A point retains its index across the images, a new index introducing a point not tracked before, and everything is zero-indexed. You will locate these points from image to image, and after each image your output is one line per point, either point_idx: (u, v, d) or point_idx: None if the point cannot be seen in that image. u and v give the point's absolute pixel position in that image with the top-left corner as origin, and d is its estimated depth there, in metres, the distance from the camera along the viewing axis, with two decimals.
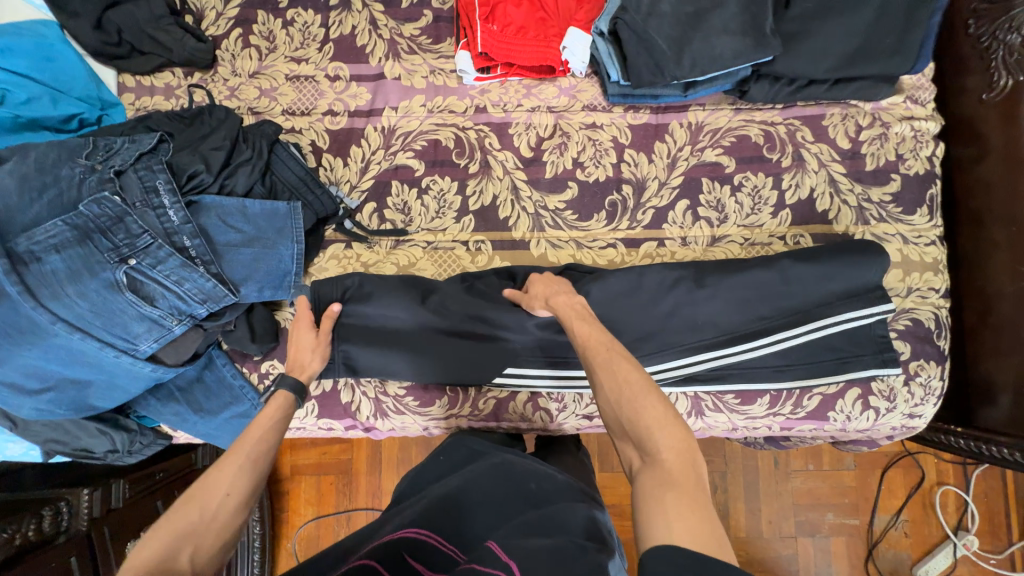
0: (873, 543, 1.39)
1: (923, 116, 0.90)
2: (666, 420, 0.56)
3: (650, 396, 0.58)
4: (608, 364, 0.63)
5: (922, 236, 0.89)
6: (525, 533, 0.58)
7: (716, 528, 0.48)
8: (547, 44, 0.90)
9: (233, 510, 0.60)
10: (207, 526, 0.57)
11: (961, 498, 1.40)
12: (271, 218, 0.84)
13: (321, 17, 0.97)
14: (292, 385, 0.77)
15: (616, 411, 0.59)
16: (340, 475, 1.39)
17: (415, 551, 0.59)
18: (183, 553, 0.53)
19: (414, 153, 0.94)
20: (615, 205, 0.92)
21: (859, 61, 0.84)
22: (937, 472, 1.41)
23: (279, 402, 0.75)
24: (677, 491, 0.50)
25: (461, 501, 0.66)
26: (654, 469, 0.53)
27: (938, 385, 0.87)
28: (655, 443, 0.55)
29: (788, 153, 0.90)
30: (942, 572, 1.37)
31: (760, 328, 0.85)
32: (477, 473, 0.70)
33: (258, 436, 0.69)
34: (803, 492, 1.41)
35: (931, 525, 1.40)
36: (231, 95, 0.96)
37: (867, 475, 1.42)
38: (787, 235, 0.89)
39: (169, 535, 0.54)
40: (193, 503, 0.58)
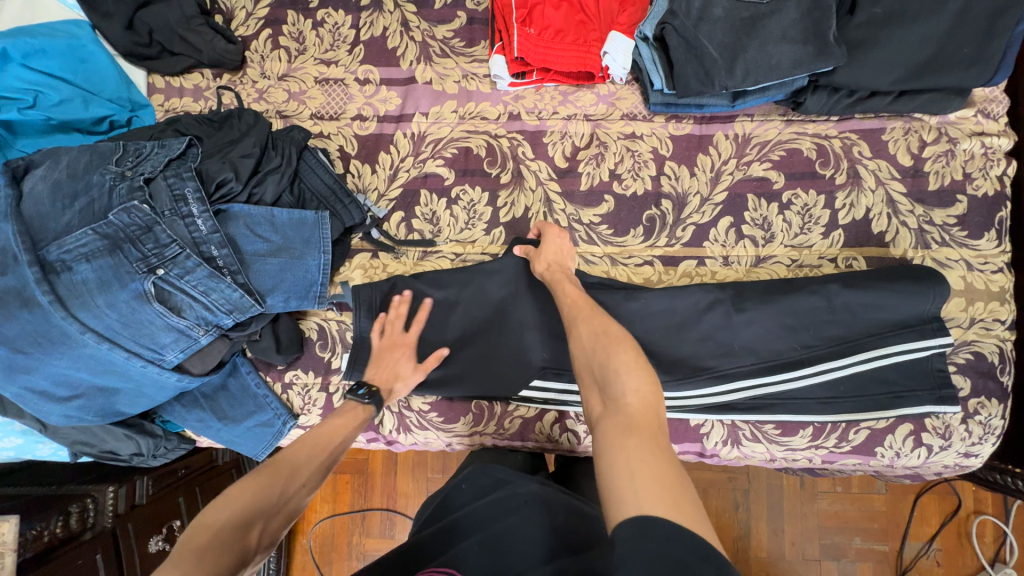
0: (902, 570, 1.33)
1: (995, 132, 0.83)
2: (634, 366, 0.57)
3: (619, 345, 0.60)
4: (588, 321, 0.66)
5: (988, 262, 0.82)
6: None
7: (675, 475, 0.47)
8: (587, 49, 0.85)
9: (299, 505, 0.63)
10: (281, 509, 0.60)
11: (1000, 529, 1.32)
12: (299, 228, 0.82)
13: (352, 18, 0.94)
14: (379, 401, 0.77)
15: (588, 358, 0.61)
16: (355, 476, 1.38)
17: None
18: (254, 530, 0.56)
19: (444, 161, 0.91)
20: (653, 220, 0.87)
21: (930, 73, 0.77)
22: (975, 500, 1.34)
23: (359, 413, 0.76)
24: (638, 432, 0.51)
25: (495, 539, 0.63)
26: (616, 412, 0.54)
27: (999, 424, 0.81)
28: (620, 386, 0.56)
29: (843, 169, 0.84)
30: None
31: (806, 357, 0.80)
32: (506, 507, 0.67)
33: (331, 436, 0.72)
34: (829, 515, 1.36)
35: (966, 555, 1.33)
36: (260, 98, 0.94)
37: (899, 500, 1.36)
38: (838, 258, 0.84)
39: (251, 501, 0.58)
40: (279, 477, 0.62)
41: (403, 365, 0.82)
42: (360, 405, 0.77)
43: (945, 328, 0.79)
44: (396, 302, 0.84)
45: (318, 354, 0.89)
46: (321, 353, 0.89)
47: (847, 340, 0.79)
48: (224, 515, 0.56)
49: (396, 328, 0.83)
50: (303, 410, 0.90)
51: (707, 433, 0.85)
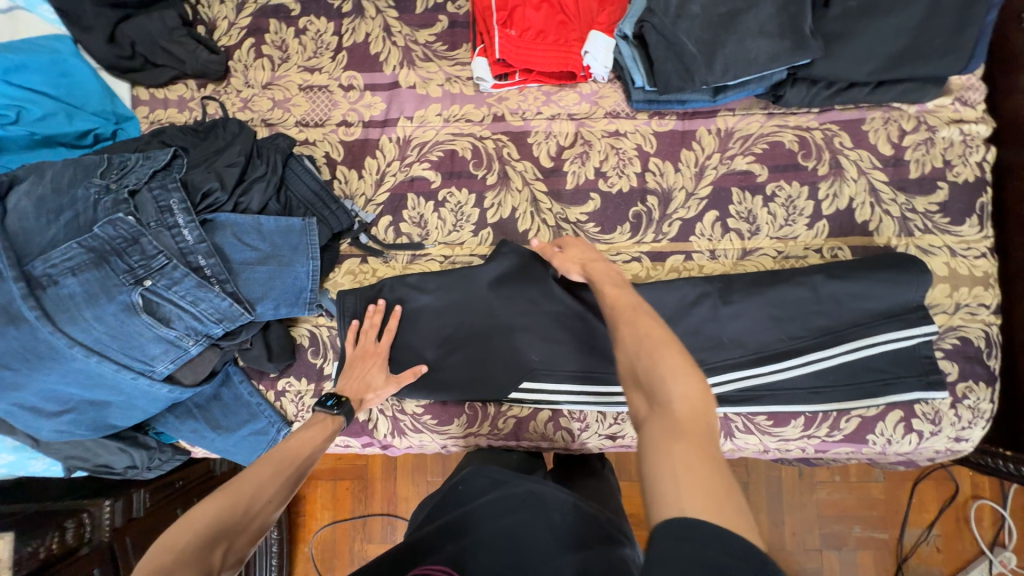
0: (903, 558, 1.34)
1: (973, 119, 0.84)
2: (684, 372, 0.53)
3: (667, 349, 0.55)
4: (633, 320, 0.60)
5: (971, 248, 0.83)
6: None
7: (722, 485, 0.46)
8: (568, 49, 0.86)
9: (266, 522, 0.61)
10: (246, 526, 0.59)
11: (998, 513, 1.34)
12: (287, 235, 0.82)
13: (334, 25, 0.94)
14: (350, 412, 0.78)
15: (633, 359, 0.57)
16: (355, 482, 1.38)
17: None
18: (216, 552, 0.55)
19: (430, 164, 0.91)
20: (639, 217, 0.88)
21: (906, 62, 0.78)
22: (972, 485, 1.36)
23: (329, 425, 0.77)
24: (686, 442, 0.48)
25: (496, 541, 0.64)
26: (664, 422, 0.50)
27: (988, 407, 0.82)
28: (668, 392, 0.52)
29: (825, 160, 0.85)
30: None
31: (794, 348, 0.80)
32: (505, 508, 0.67)
33: (297, 449, 0.71)
34: (828, 504, 1.36)
35: (966, 540, 1.34)
36: (244, 107, 0.94)
37: (896, 487, 1.37)
38: (823, 248, 0.84)
39: (212, 522, 0.56)
40: (241, 497, 0.60)
41: (376, 376, 0.83)
42: (330, 416, 0.78)
43: (929, 316, 0.80)
44: (372, 311, 0.85)
45: (310, 360, 0.89)
46: (312, 359, 0.89)
47: (834, 329, 0.80)
48: (184, 538, 0.54)
49: (370, 338, 0.84)
50: (297, 416, 0.90)
51: None
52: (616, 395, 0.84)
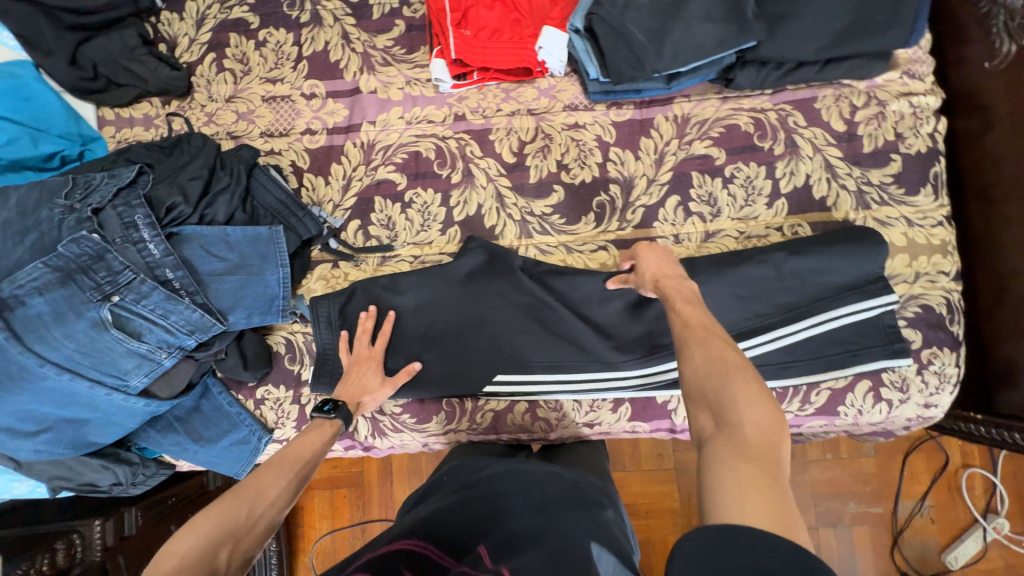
0: (898, 530, 1.37)
1: (922, 91, 0.86)
2: (759, 399, 0.53)
3: (743, 374, 0.55)
4: (707, 340, 0.60)
5: (927, 217, 0.85)
6: (554, 546, 0.57)
7: (786, 506, 0.45)
8: (522, 46, 0.88)
9: (271, 523, 0.61)
10: (251, 530, 0.58)
11: (989, 480, 1.38)
12: (254, 244, 0.83)
13: (293, 35, 0.96)
14: (347, 415, 0.78)
15: (706, 378, 0.56)
16: (352, 489, 1.38)
17: (412, 563, 0.57)
18: (222, 552, 0.54)
19: (395, 167, 0.92)
20: (603, 206, 0.89)
21: (851, 39, 0.80)
22: (962, 455, 1.40)
23: (327, 428, 0.76)
24: (756, 463, 0.48)
25: (479, 506, 0.66)
26: (734, 442, 0.50)
27: (954, 372, 0.84)
28: (740, 414, 0.52)
29: (780, 140, 0.87)
30: (971, 558, 1.36)
31: (760, 325, 0.82)
32: (493, 482, 0.69)
33: (302, 450, 0.71)
34: (822, 482, 1.40)
35: (959, 509, 1.38)
36: (209, 121, 0.95)
37: (888, 462, 1.41)
38: (784, 226, 0.86)
39: (214, 528, 0.55)
40: (245, 501, 0.60)
41: (370, 380, 0.83)
42: (327, 420, 0.77)
43: (891, 286, 0.81)
44: (363, 318, 0.85)
45: (287, 367, 0.90)
46: (290, 366, 0.90)
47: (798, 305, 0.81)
48: (187, 544, 0.53)
49: (363, 343, 0.85)
50: (277, 424, 0.91)
51: (675, 409, 0.87)
52: (591, 382, 0.85)
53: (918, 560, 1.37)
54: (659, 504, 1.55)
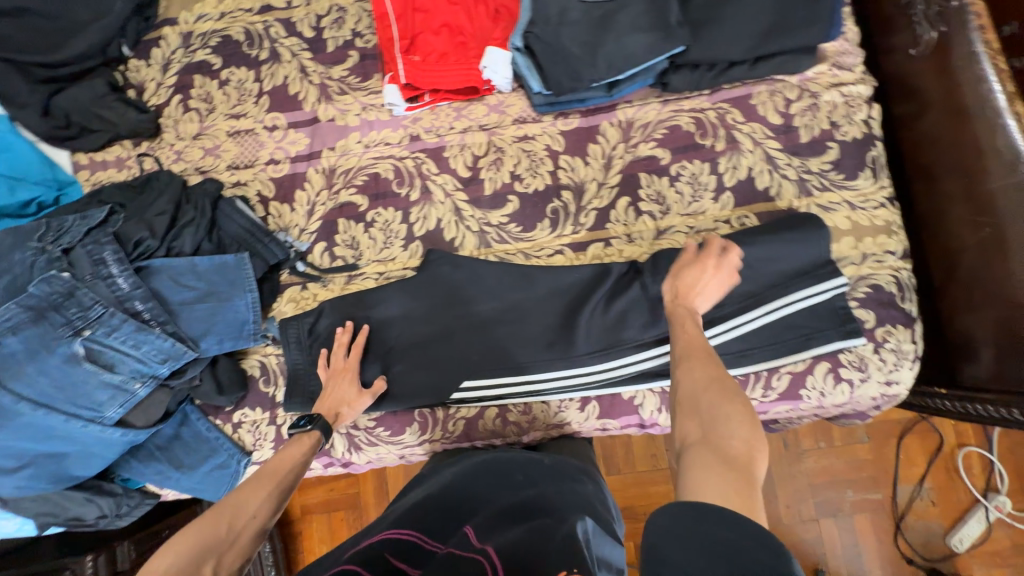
0: (900, 515, 1.42)
1: (852, 81, 0.90)
2: (747, 417, 0.56)
3: (735, 392, 0.59)
4: (707, 358, 0.64)
5: (869, 200, 0.87)
6: (561, 512, 0.63)
7: (755, 510, 0.49)
8: (468, 66, 0.93)
9: (255, 534, 0.66)
10: (232, 543, 0.63)
11: (986, 459, 1.42)
12: (222, 271, 0.86)
13: (254, 72, 1.01)
14: (325, 426, 0.81)
15: (699, 389, 0.60)
16: (350, 510, 1.39)
17: (395, 550, 0.61)
18: (207, 564, 0.59)
19: (357, 189, 0.96)
20: (557, 212, 0.92)
21: (774, 37, 0.84)
22: (957, 434, 1.44)
23: (306, 440, 0.80)
24: (733, 470, 0.52)
25: (462, 496, 0.72)
26: (715, 450, 0.54)
27: (910, 348, 0.85)
28: (725, 428, 0.56)
29: (720, 137, 0.90)
30: (977, 539, 1.39)
31: (716, 316, 0.84)
32: (473, 476, 0.75)
33: (280, 464, 0.76)
34: (818, 471, 1.45)
35: (959, 490, 1.42)
36: (178, 158, 1.00)
37: (882, 445, 1.45)
38: (731, 218, 0.88)
39: (195, 543, 0.60)
40: (225, 516, 0.64)
41: (346, 394, 0.85)
42: (304, 433, 0.80)
43: (840, 269, 0.84)
44: (339, 333, 0.88)
45: (262, 389, 0.92)
46: (264, 388, 0.92)
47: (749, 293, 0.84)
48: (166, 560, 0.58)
49: (339, 356, 0.87)
50: (255, 446, 0.92)
51: (641, 404, 0.89)
52: (556, 381, 0.87)
53: (923, 545, 1.41)
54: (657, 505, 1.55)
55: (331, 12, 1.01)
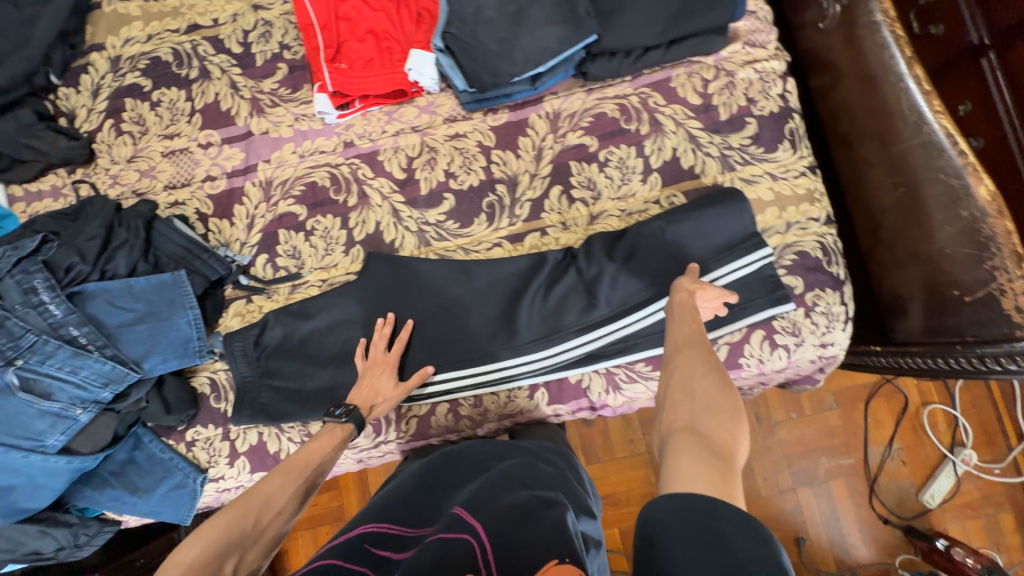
0: (873, 478, 1.45)
1: (765, 57, 0.93)
2: (734, 412, 0.57)
3: (728, 386, 0.59)
4: (705, 352, 0.64)
5: (789, 170, 0.90)
6: (533, 487, 0.68)
7: (736, 499, 0.50)
8: (394, 71, 0.95)
9: (277, 533, 0.67)
10: (257, 539, 0.64)
11: (951, 415, 1.47)
12: (160, 291, 0.87)
13: (185, 91, 1.02)
14: (359, 420, 0.81)
15: (693, 380, 0.61)
16: (335, 524, 1.39)
17: (375, 541, 0.61)
18: (230, 560, 0.61)
19: (295, 199, 0.97)
20: (492, 206, 0.94)
21: (682, 20, 0.87)
22: (920, 394, 1.49)
23: (338, 433, 0.80)
24: (718, 459, 0.52)
25: (434, 486, 0.74)
26: (703, 439, 0.54)
27: (840, 310, 0.88)
28: (714, 419, 0.57)
29: (644, 120, 0.93)
30: (947, 494, 1.44)
31: (651, 296, 0.86)
32: (458, 471, 0.77)
33: (307, 457, 0.76)
34: (793, 442, 1.47)
35: (927, 447, 1.46)
36: (114, 182, 1.00)
37: (851, 411, 1.49)
38: (660, 198, 0.91)
39: (220, 536, 0.62)
40: (253, 511, 0.66)
41: (384, 386, 0.86)
42: (338, 425, 0.81)
43: (765, 240, 0.87)
44: (380, 325, 0.88)
45: (213, 406, 0.92)
46: (216, 404, 0.92)
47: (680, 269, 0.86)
48: (191, 554, 0.59)
49: (379, 348, 0.87)
50: (210, 462, 0.92)
51: (588, 386, 0.90)
52: (502, 371, 0.89)
53: (898, 505, 1.44)
54: (639, 490, 1.57)
55: (257, 26, 1.02)
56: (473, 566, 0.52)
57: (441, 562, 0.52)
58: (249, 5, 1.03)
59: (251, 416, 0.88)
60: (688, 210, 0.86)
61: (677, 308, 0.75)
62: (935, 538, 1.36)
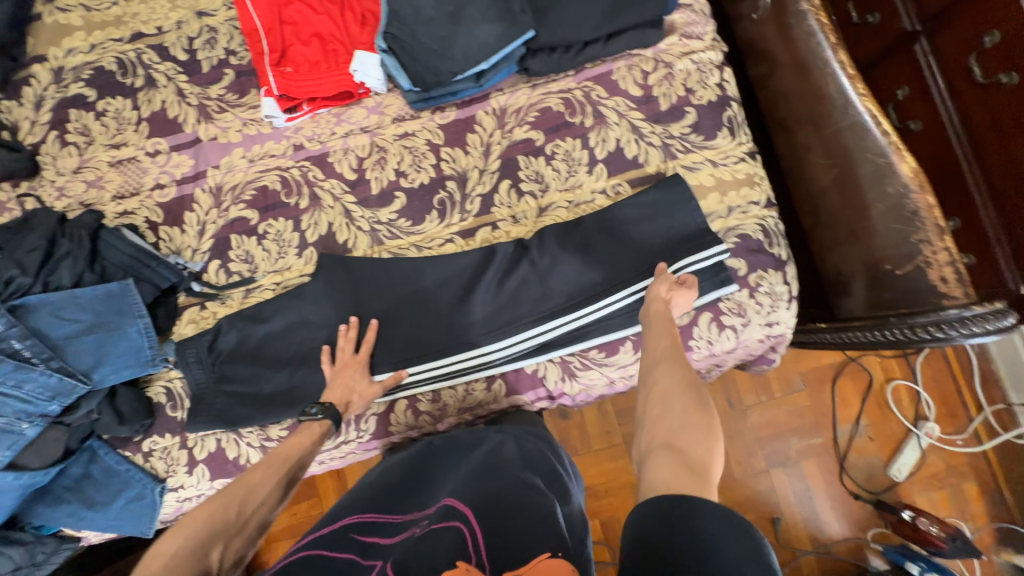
0: (842, 454, 1.49)
1: (701, 48, 0.96)
2: (710, 427, 0.58)
3: (705, 402, 0.60)
4: (683, 364, 0.65)
5: (729, 156, 0.93)
6: (517, 471, 0.70)
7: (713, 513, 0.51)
8: (339, 72, 0.96)
9: (261, 522, 0.68)
10: (240, 530, 0.65)
11: (913, 390, 1.51)
12: (107, 301, 0.86)
13: (130, 100, 1.01)
14: (335, 416, 0.82)
15: (671, 394, 0.61)
16: None
17: (362, 529, 0.65)
18: (215, 550, 0.61)
19: (246, 204, 0.97)
20: (443, 202, 0.95)
21: (616, 16, 0.91)
22: (883, 370, 1.53)
23: (315, 429, 0.81)
24: (696, 476, 0.53)
25: (421, 472, 0.77)
26: (682, 456, 0.55)
27: (783, 289, 0.91)
28: (691, 435, 0.57)
29: (588, 113, 0.95)
30: (913, 467, 1.48)
31: (605, 286, 0.88)
32: (441, 460, 0.78)
33: (288, 449, 0.78)
34: (763, 424, 1.50)
35: (892, 422, 1.50)
36: (60, 195, 0.98)
37: (818, 391, 1.52)
38: (606, 188, 0.93)
39: (204, 526, 0.62)
40: (237, 500, 0.67)
41: (358, 385, 0.87)
42: (315, 422, 0.81)
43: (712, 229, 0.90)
44: (345, 329, 0.89)
45: (170, 415, 0.91)
46: (172, 413, 0.91)
47: (629, 260, 0.88)
48: (176, 543, 0.60)
49: (348, 351, 0.88)
50: (168, 472, 0.91)
51: (544, 376, 0.92)
52: (454, 365, 0.90)
53: (867, 479, 1.48)
54: (617, 480, 1.59)
55: (202, 33, 1.02)
56: (466, 556, 0.57)
57: (437, 554, 0.57)
58: (193, 13, 1.03)
59: (207, 422, 0.88)
60: (639, 199, 0.90)
61: (650, 316, 0.75)
62: (900, 510, 1.39)
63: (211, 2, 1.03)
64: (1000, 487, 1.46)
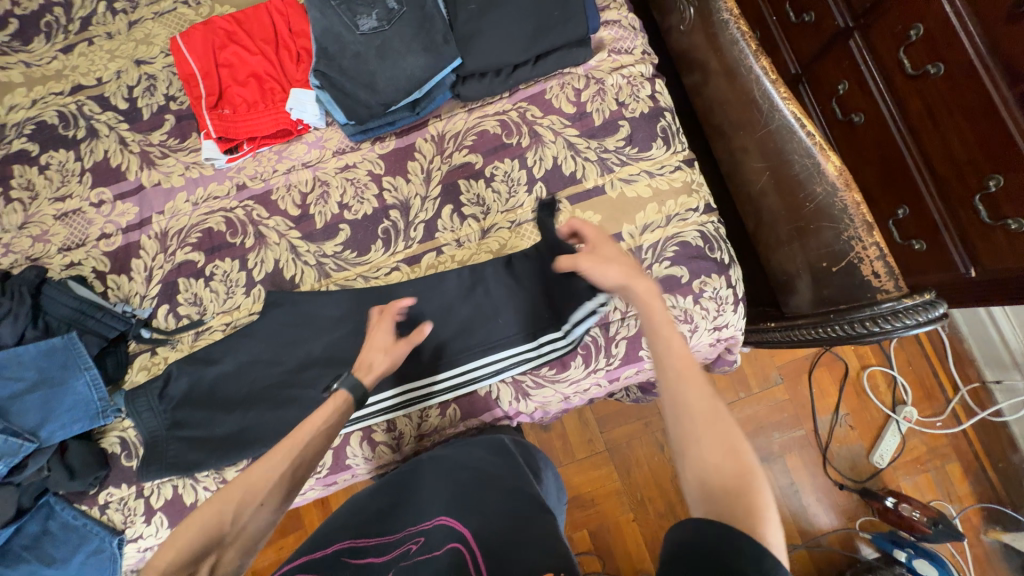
0: (825, 446, 1.46)
1: (631, 62, 0.99)
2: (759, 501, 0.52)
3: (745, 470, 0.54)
4: (709, 423, 0.57)
5: (665, 166, 0.95)
6: (509, 488, 0.72)
7: None
8: (277, 111, 0.98)
9: (259, 527, 0.65)
10: (235, 539, 0.63)
11: (889, 375, 1.50)
12: (50, 355, 0.87)
13: (73, 152, 1.02)
14: (352, 384, 0.74)
15: (697, 434, 0.57)
16: None
17: (354, 553, 0.64)
18: (210, 555, 0.62)
19: (192, 246, 0.97)
20: (388, 231, 0.96)
21: (542, 37, 0.93)
22: (858, 358, 1.52)
23: (330, 404, 0.73)
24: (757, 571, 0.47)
25: (407, 491, 0.76)
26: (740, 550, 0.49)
27: (728, 293, 0.92)
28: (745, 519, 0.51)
29: (524, 133, 0.96)
30: (895, 452, 1.46)
31: (560, 318, 0.90)
32: (427, 481, 0.77)
33: (297, 435, 0.70)
34: (745, 421, 1.48)
35: (871, 409, 1.49)
36: (6, 251, 0.98)
37: (796, 384, 1.51)
38: (547, 206, 0.94)
39: (197, 535, 0.61)
40: (232, 505, 0.63)
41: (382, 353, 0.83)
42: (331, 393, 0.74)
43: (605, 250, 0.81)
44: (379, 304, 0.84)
45: (125, 465, 0.91)
46: (127, 463, 0.90)
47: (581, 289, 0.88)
48: (172, 549, 0.60)
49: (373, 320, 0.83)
50: (126, 523, 0.90)
51: (498, 397, 0.93)
52: (406, 395, 0.90)
53: (852, 469, 1.46)
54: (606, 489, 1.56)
55: (141, 81, 1.04)
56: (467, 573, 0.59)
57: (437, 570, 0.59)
58: (132, 61, 1.05)
59: (161, 470, 0.87)
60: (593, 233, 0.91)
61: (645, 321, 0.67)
62: (885, 497, 1.37)
63: (150, 50, 1.05)
64: (984, 466, 1.45)
